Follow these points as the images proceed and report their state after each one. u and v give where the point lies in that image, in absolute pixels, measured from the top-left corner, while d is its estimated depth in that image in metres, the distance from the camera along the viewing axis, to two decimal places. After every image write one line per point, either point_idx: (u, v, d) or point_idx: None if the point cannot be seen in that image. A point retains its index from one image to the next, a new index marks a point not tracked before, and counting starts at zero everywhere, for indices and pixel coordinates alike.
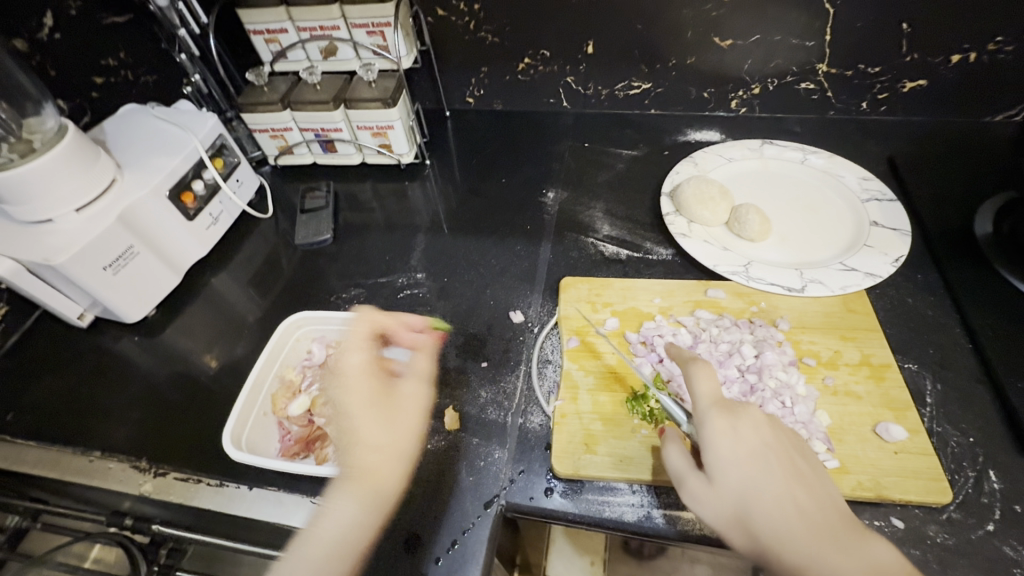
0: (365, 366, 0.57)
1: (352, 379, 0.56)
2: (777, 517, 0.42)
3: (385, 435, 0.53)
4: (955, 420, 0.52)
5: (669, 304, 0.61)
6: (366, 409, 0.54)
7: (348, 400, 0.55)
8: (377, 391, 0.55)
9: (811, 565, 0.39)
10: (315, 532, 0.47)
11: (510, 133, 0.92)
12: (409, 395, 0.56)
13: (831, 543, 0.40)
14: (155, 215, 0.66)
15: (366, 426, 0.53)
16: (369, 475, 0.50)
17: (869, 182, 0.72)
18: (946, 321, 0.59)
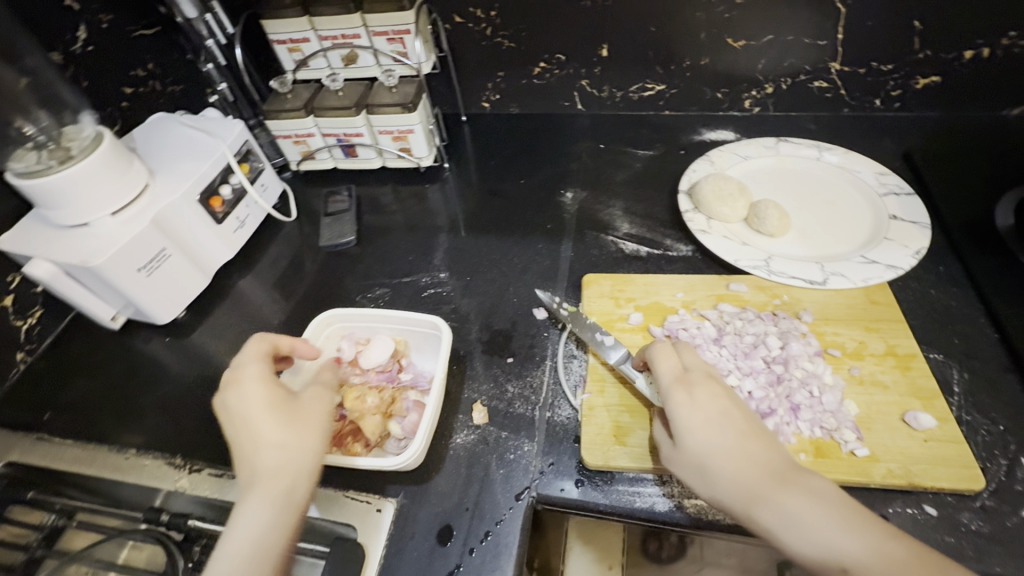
0: (263, 374, 0.48)
1: (246, 387, 0.47)
2: (739, 474, 0.42)
3: (290, 434, 0.45)
4: (985, 409, 0.52)
5: (692, 298, 0.62)
6: (271, 413, 0.46)
7: (248, 406, 0.46)
8: (275, 398, 0.47)
9: (778, 511, 0.40)
10: (229, 543, 0.39)
11: (527, 137, 0.93)
12: (313, 400, 0.48)
13: (795, 490, 0.41)
14: (186, 219, 0.67)
15: (261, 428, 0.45)
16: (273, 475, 0.42)
17: (887, 177, 0.73)
18: (970, 312, 0.60)
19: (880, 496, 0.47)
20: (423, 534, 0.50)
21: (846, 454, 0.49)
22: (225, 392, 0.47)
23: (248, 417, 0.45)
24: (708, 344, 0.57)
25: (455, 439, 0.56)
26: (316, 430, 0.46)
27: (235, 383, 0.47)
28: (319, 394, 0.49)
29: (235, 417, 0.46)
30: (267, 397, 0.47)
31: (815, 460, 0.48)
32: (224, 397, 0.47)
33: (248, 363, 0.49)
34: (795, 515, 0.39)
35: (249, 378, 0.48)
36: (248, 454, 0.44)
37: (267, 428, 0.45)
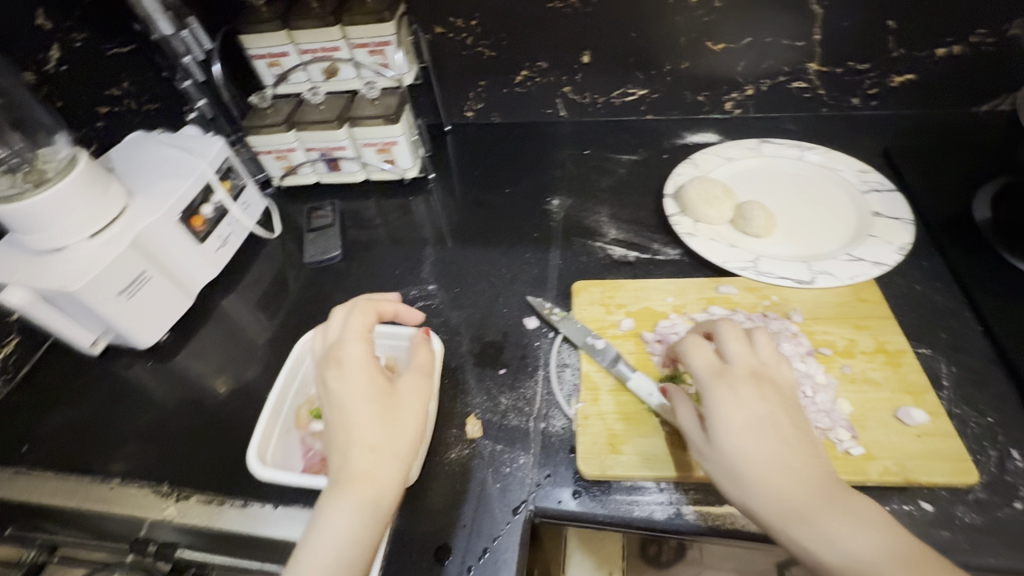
0: (364, 359, 0.46)
1: (347, 373, 0.45)
2: (775, 485, 0.40)
3: (386, 432, 0.43)
4: (973, 401, 0.53)
5: (682, 302, 0.62)
6: (366, 407, 0.44)
7: (345, 393, 0.44)
8: (377, 391, 0.45)
9: (812, 530, 0.38)
10: (315, 540, 0.39)
11: (511, 145, 0.93)
12: (411, 399, 0.46)
13: (834, 507, 0.39)
14: (167, 239, 0.66)
15: (360, 421, 0.43)
16: (366, 479, 0.41)
17: (867, 174, 0.74)
18: (955, 306, 0.60)
19: (876, 493, 0.47)
20: (420, 554, 0.49)
21: (842, 454, 0.48)
22: (327, 369, 0.46)
23: (348, 407, 0.44)
24: None
25: (449, 454, 0.55)
26: (411, 433, 0.44)
27: (336, 363, 0.46)
28: (417, 390, 0.47)
29: (334, 399, 0.45)
30: (366, 388, 0.45)
31: None
32: (325, 376, 0.46)
33: (350, 342, 0.47)
34: (833, 536, 0.38)
35: (351, 361, 0.46)
36: (342, 444, 0.43)
37: (363, 420, 0.43)
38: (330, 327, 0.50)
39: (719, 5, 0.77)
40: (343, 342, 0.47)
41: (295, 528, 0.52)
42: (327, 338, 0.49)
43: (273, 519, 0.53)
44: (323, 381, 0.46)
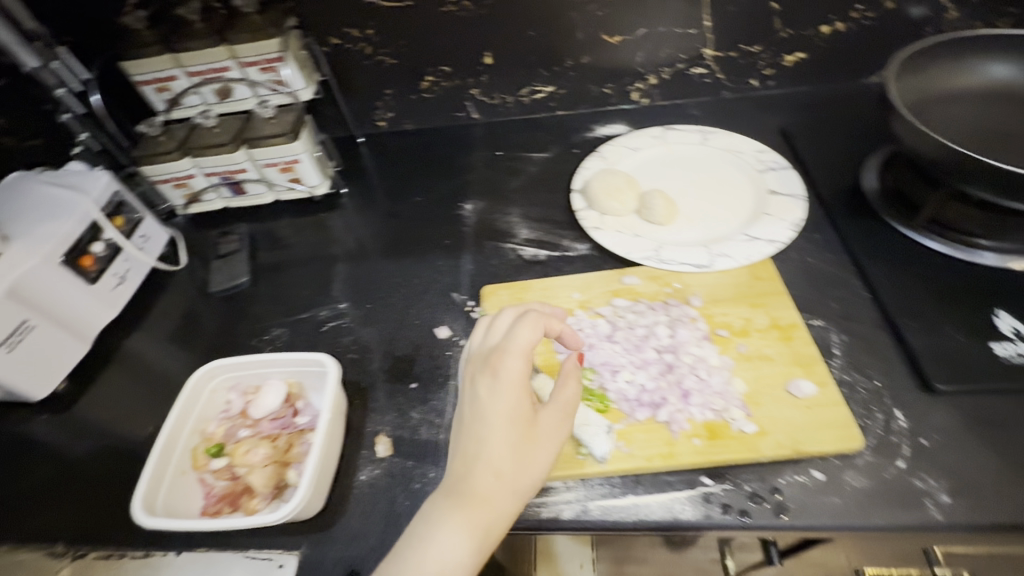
0: (520, 376, 0.45)
1: (498, 387, 0.45)
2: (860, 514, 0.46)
3: (507, 456, 0.43)
4: (862, 367, 0.54)
5: (588, 297, 0.62)
6: (507, 429, 0.44)
7: (490, 410, 0.44)
8: (522, 416, 0.45)
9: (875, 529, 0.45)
10: (422, 553, 0.40)
11: (426, 152, 0.92)
12: (553, 432, 0.45)
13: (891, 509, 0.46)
14: (51, 284, 0.63)
15: (498, 444, 0.44)
16: (482, 502, 0.42)
17: (764, 153, 0.75)
18: (846, 275, 0.63)
19: (771, 468, 0.49)
20: None
21: (737, 433, 0.50)
22: (475, 371, 0.47)
23: (479, 422, 0.44)
24: (603, 342, 0.57)
25: (359, 476, 0.54)
26: (536, 461, 0.44)
27: (491, 373, 0.45)
28: (559, 426, 0.45)
29: (473, 412, 0.45)
30: (515, 410, 0.44)
31: (708, 444, 0.49)
32: (478, 383, 0.46)
33: (506, 353, 0.45)
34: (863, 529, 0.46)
35: (508, 375, 0.45)
36: (465, 459, 0.44)
37: (487, 440, 0.43)
38: (498, 324, 0.49)
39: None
40: (506, 348, 0.45)
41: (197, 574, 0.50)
42: (496, 334, 0.48)
43: (175, 567, 0.51)
44: (471, 381, 0.46)
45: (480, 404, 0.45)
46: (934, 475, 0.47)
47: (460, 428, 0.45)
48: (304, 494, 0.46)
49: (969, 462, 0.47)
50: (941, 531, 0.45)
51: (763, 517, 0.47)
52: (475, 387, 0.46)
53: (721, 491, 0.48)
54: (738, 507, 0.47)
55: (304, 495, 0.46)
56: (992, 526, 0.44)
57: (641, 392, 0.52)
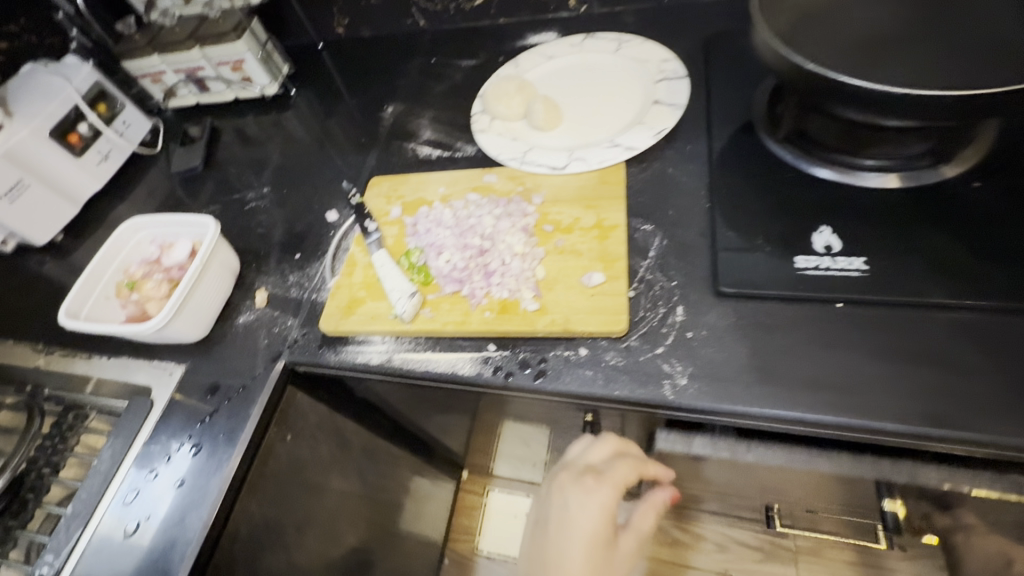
0: (607, 503, 0.57)
1: (587, 500, 0.57)
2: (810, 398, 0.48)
3: (591, 555, 0.55)
4: (668, 268, 0.58)
5: (450, 192, 0.68)
6: (587, 549, 0.55)
7: (580, 522, 0.56)
8: (602, 542, 0.56)
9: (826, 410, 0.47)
10: None
11: (374, 59, 0.98)
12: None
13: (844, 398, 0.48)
14: (41, 153, 0.79)
15: (579, 563, 0.54)
16: None
17: (668, 63, 0.74)
18: (696, 186, 0.64)
19: (543, 342, 0.55)
20: (200, 390, 0.63)
21: (523, 309, 0.56)
22: (569, 486, 0.59)
23: (568, 526, 0.56)
24: (442, 228, 0.64)
25: (239, 318, 0.68)
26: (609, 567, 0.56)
27: (585, 487, 0.58)
28: (625, 564, 0.58)
29: (561, 510, 0.58)
30: (599, 529, 0.56)
31: (496, 316, 0.57)
32: (569, 495, 0.58)
33: (600, 463, 0.60)
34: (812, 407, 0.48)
35: (600, 500, 0.57)
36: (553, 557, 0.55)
37: (572, 545, 0.55)
38: (595, 448, 0.61)
39: None
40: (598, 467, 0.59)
41: (116, 372, 0.69)
42: (582, 452, 0.62)
43: (105, 366, 0.70)
44: (564, 485, 0.59)
45: (572, 508, 0.57)
46: (683, 362, 0.52)
47: (548, 526, 0.57)
48: (167, 315, 0.60)
49: (721, 355, 0.51)
50: (669, 407, 0.50)
51: (524, 379, 0.54)
52: (565, 499, 0.58)
53: (500, 356, 0.56)
54: (507, 370, 0.55)
55: (169, 315, 0.61)
56: (714, 408, 0.49)
57: (454, 269, 0.60)
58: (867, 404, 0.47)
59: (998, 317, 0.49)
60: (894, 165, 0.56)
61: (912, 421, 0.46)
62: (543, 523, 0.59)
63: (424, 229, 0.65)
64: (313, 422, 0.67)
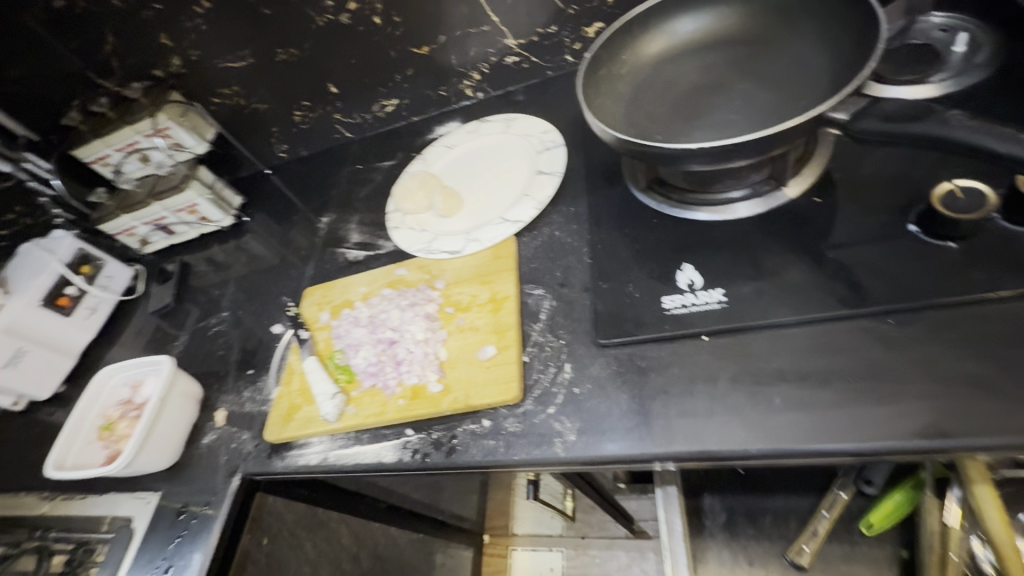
0: None
1: None
2: (783, 427, 0.48)
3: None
4: (556, 328, 0.62)
5: (370, 290, 0.76)
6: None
7: None
8: None
9: (818, 435, 0.46)
10: None
11: (312, 174, 1.09)
12: None
13: (816, 421, 0.47)
14: (35, 320, 0.91)
15: None
16: None
17: (548, 134, 0.81)
18: (579, 243, 0.69)
19: (451, 420, 0.60)
20: (174, 511, 0.71)
21: (429, 392, 0.61)
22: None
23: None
24: (360, 327, 0.70)
25: (205, 439, 0.76)
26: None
27: None
28: None
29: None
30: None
31: (408, 402, 0.62)
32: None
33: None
34: (783, 429, 0.47)
35: None
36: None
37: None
38: None
39: (399, 18, 0.87)
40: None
41: (107, 506, 0.77)
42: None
43: (100, 502, 0.79)
44: None
45: None
46: (572, 419, 0.55)
47: None
48: (132, 452, 0.68)
49: (604, 406, 0.55)
50: (564, 463, 0.54)
51: (439, 458, 0.58)
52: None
53: (417, 439, 0.61)
54: (424, 451, 0.60)
55: (133, 453, 0.68)
56: (601, 458, 0.52)
57: (370, 364, 0.66)
58: (834, 428, 0.46)
59: (970, 308, 0.47)
60: (744, 195, 0.61)
61: (816, 439, 0.46)
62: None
63: (345, 330, 0.72)
64: (290, 522, 0.72)
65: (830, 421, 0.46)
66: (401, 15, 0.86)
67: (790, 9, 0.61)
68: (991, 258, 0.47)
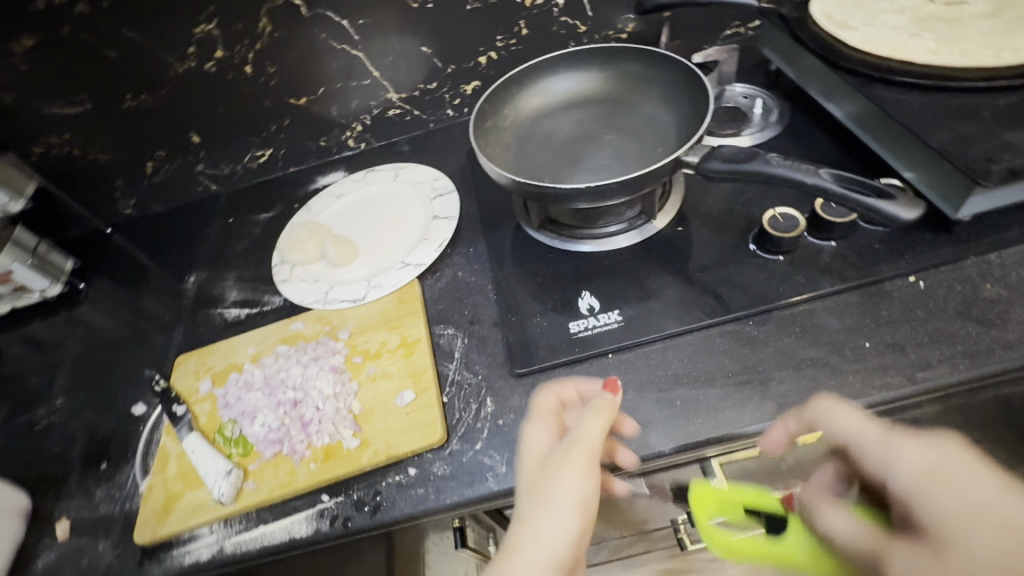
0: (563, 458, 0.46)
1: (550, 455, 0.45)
2: (685, 425, 0.54)
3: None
4: (472, 364, 0.63)
5: (260, 349, 0.69)
6: (973, 534, 0.35)
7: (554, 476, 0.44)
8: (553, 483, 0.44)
9: (714, 426, 0.53)
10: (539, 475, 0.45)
11: (170, 230, 0.96)
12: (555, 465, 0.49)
13: (711, 416, 0.54)
14: None
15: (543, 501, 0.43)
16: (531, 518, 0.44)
17: (439, 181, 0.84)
18: (483, 281, 0.71)
19: (372, 476, 0.56)
20: None
21: (345, 450, 0.57)
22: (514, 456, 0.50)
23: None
24: (253, 391, 0.63)
25: (39, 563, 0.60)
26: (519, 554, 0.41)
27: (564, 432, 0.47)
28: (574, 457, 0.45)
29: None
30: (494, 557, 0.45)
31: (322, 464, 0.57)
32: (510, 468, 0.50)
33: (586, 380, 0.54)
34: (686, 427, 0.53)
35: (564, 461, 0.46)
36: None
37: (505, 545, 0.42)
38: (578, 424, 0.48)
39: (273, 68, 0.85)
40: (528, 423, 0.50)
41: None
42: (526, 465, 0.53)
43: None
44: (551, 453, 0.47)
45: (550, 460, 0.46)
46: (500, 451, 0.56)
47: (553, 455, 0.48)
48: None
49: None
50: (498, 497, 0.54)
51: (362, 519, 0.54)
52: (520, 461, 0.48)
53: (335, 504, 0.56)
54: (344, 516, 0.55)
55: None
56: None
57: (269, 431, 0.59)
58: (728, 418, 0.53)
59: (802, 304, 0.59)
60: (621, 229, 0.70)
61: (715, 432, 0.53)
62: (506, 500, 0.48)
63: (234, 397, 0.64)
64: None
65: (723, 413, 0.54)
66: (275, 65, 0.84)
67: (638, 76, 0.74)
68: (811, 266, 0.60)
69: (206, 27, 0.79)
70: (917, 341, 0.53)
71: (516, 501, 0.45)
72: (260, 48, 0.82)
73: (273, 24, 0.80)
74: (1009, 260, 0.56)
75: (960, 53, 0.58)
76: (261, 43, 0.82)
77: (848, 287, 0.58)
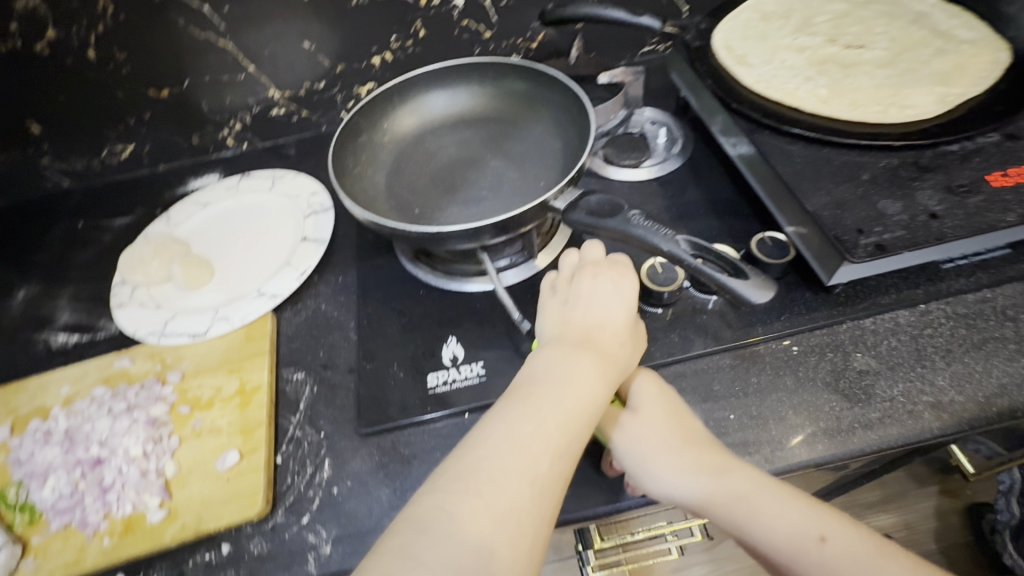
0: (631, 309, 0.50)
1: (620, 282, 0.50)
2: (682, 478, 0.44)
3: (567, 426, 0.41)
4: (316, 419, 0.56)
5: (76, 390, 0.59)
6: (668, 455, 0.44)
7: (620, 310, 0.49)
8: (622, 333, 0.48)
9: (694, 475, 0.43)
10: (585, 357, 0.45)
11: (8, 231, 0.83)
12: (628, 305, 0.49)
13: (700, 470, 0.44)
14: None
15: (592, 364, 0.45)
16: (614, 359, 0.46)
17: (317, 196, 0.76)
18: (345, 318, 0.64)
19: (176, 554, 0.49)
20: None
21: (148, 523, 0.49)
22: (582, 272, 0.52)
23: (558, 380, 0.44)
24: (50, 446, 0.54)
25: None
26: (627, 367, 0.47)
27: (614, 296, 0.49)
28: (643, 336, 0.51)
29: (553, 369, 0.44)
30: (569, 329, 0.48)
31: (118, 540, 0.49)
32: (603, 271, 0.51)
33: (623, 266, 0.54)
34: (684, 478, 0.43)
35: (619, 329, 0.48)
36: (500, 431, 0.41)
37: (603, 332, 0.48)
38: (616, 287, 0.50)
39: (124, 55, 0.73)
40: (616, 258, 0.53)
41: None
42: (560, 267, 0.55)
43: None
44: (599, 328, 0.48)
45: (612, 314, 0.49)
46: (328, 527, 0.49)
47: (582, 305, 0.49)
48: None
49: (365, 506, 0.50)
50: None
51: None
52: (593, 282, 0.50)
53: None
54: None
55: None
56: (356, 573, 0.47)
57: (60, 498, 0.51)
58: (580, 496, 0.48)
59: (675, 367, 0.54)
60: (512, 262, 0.63)
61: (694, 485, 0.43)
62: (569, 301, 0.50)
63: (29, 451, 0.54)
64: None
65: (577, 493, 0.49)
66: (125, 51, 0.73)
67: (532, 95, 0.68)
68: (688, 322, 0.56)
69: (30, 2, 0.67)
70: (780, 416, 0.50)
71: (590, 332, 0.47)
72: (104, 31, 0.71)
73: (116, 5, 0.69)
74: (882, 327, 0.54)
75: (849, 105, 0.54)
76: (104, 25, 0.70)
77: (723, 348, 0.54)
